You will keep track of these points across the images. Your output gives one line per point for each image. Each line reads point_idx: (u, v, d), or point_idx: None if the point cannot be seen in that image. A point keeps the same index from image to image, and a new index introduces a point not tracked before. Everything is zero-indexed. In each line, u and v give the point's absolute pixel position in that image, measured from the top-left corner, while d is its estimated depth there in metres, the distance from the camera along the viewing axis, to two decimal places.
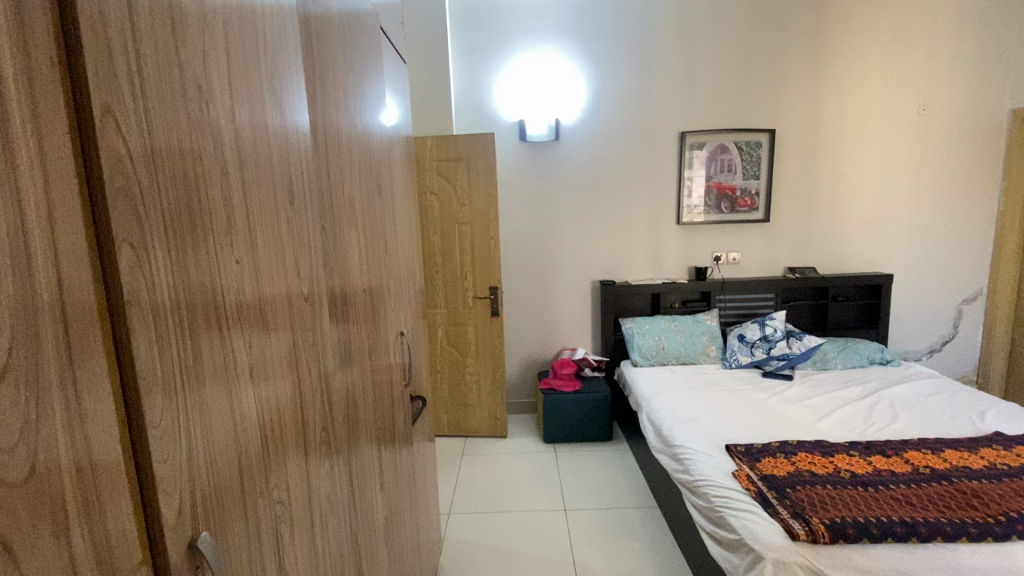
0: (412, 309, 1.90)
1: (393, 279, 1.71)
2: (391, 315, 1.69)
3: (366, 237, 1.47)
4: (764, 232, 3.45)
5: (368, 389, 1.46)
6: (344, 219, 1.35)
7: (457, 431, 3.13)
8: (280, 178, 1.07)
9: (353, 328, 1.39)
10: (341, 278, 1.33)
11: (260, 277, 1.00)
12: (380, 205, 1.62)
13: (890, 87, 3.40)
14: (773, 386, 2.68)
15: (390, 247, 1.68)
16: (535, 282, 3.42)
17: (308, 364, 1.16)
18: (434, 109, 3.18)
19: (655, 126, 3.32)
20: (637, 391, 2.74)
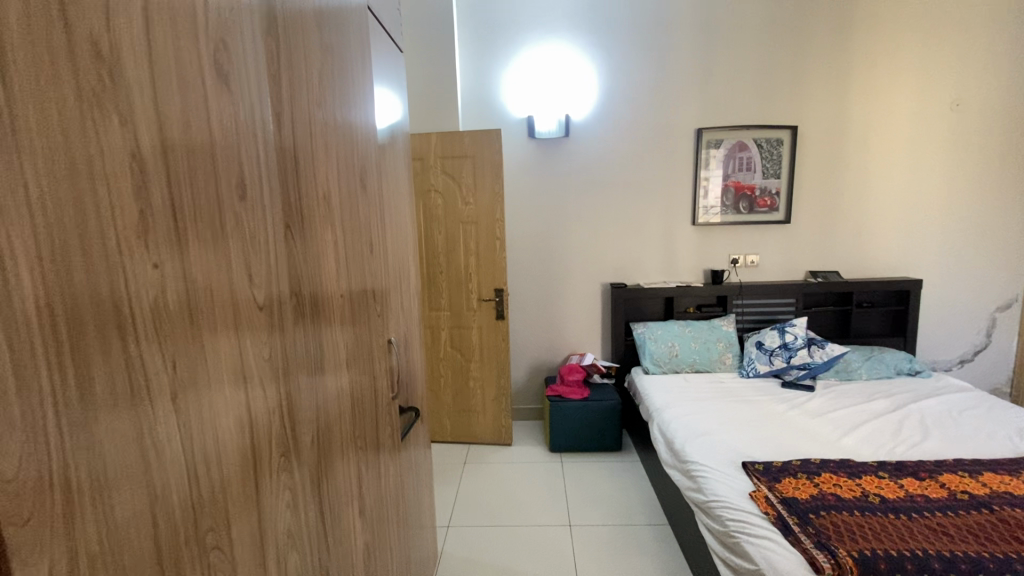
0: (417, 305, 1.66)
1: (400, 271, 1.47)
2: (400, 311, 1.44)
3: (378, 218, 1.23)
4: (786, 234, 3.13)
5: (384, 403, 1.25)
6: (361, 192, 1.11)
7: (461, 437, 3.03)
8: (300, 154, 0.85)
9: (367, 325, 1.14)
10: (356, 264, 1.08)
11: (285, 279, 0.78)
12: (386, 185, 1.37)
13: (940, 74, 3.02)
14: (792, 397, 2.53)
15: (395, 234, 1.44)
16: (541, 286, 3.19)
17: (331, 379, 0.95)
18: (436, 103, 2.96)
19: (674, 121, 3.04)
20: (649, 401, 2.60)
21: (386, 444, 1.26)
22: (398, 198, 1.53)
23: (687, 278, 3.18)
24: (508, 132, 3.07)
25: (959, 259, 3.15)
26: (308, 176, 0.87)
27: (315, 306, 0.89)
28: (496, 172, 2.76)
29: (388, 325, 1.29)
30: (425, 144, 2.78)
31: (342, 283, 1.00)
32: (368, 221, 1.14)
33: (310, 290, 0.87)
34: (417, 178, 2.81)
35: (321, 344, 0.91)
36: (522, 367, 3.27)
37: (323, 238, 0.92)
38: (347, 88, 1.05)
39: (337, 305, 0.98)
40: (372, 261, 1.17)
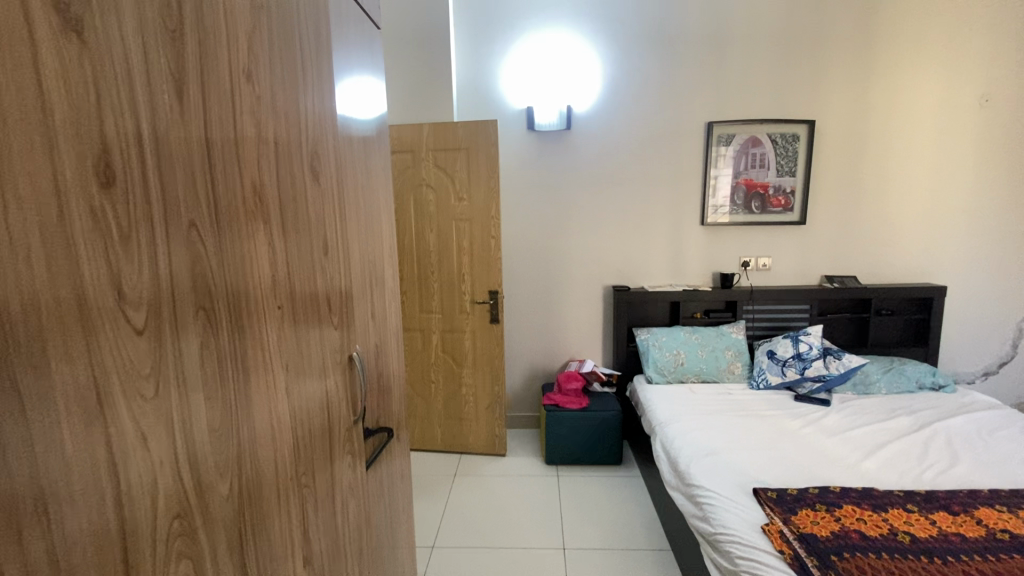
0: (392, 313, 1.47)
1: (370, 274, 1.29)
2: (367, 319, 1.26)
3: (337, 210, 1.05)
4: (801, 236, 2.94)
5: (345, 429, 1.08)
6: (310, 179, 0.93)
7: (452, 446, 2.87)
8: (219, 132, 0.69)
9: (318, 336, 0.96)
10: (302, 261, 0.90)
11: (191, 285, 0.63)
12: (352, 175, 1.19)
13: (970, 67, 2.81)
14: (806, 412, 2.35)
15: (364, 231, 1.26)
16: (539, 288, 3.02)
17: (268, 404, 0.79)
18: (429, 91, 2.79)
19: (683, 115, 2.86)
20: (653, 414, 2.43)
21: (347, 473, 1.08)
22: (373, 190, 1.35)
23: (694, 282, 3.00)
24: (505, 124, 2.89)
25: (987, 267, 2.93)
26: (226, 154, 0.70)
27: (234, 316, 0.71)
28: (492, 166, 2.58)
29: (349, 335, 1.11)
30: (417, 136, 2.61)
31: (279, 286, 0.83)
32: (321, 216, 0.97)
33: (230, 295, 0.70)
34: (408, 172, 2.65)
35: (244, 359, 0.73)
36: (518, 373, 3.10)
37: (252, 232, 0.75)
38: (292, 55, 0.87)
39: (271, 314, 0.81)
40: (327, 261, 1.00)
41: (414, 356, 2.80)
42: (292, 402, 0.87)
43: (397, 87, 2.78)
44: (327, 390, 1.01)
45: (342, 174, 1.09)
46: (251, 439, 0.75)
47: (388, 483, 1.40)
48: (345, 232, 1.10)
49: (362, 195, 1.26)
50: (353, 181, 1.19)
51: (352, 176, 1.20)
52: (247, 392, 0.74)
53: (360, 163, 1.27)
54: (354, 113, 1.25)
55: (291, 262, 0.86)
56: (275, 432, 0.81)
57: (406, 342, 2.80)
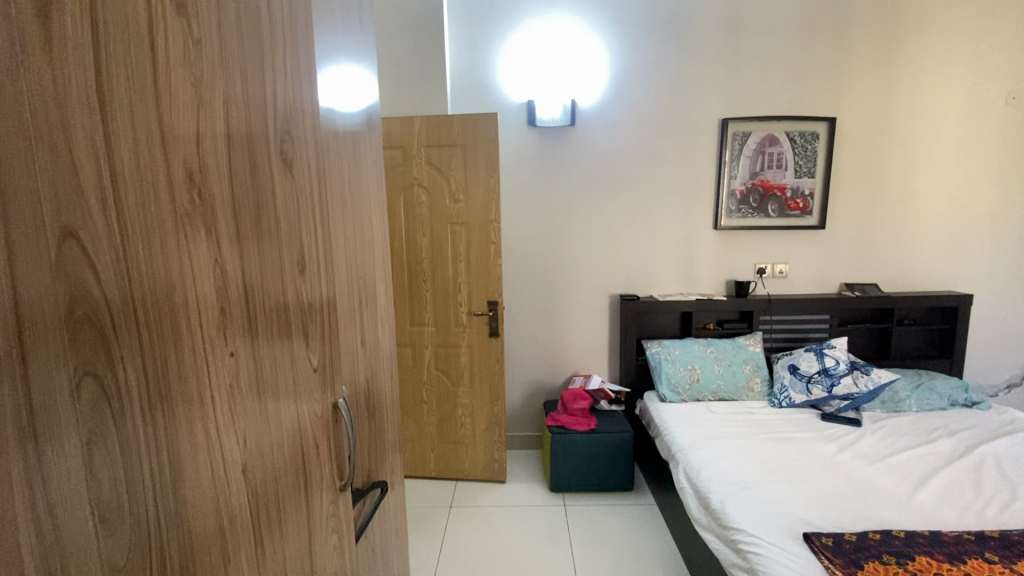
0: (385, 339, 1.21)
1: (359, 291, 1.03)
2: (356, 347, 1.00)
3: (317, 212, 0.79)
4: (819, 240, 2.75)
5: (330, 501, 0.81)
6: (278, 169, 0.67)
7: (447, 472, 2.61)
8: (123, 83, 0.43)
9: (293, 384, 0.70)
10: (267, 282, 0.64)
11: (56, 331, 0.37)
12: (336, 168, 0.93)
13: (995, 63, 2.65)
14: (837, 434, 2.15)
15: (352, 238, 1.00)
16: (540, 298, 2.78)
17: (212, 496, 0.53)
18: (420, 81, 2.53)
19: (696, 111, 2.65)
20: (671, 438, 2.20)
21: (332, 560, 0.82)
22: (362, 189, 1.09)
23: (706, 290, 2.79)
24: (503, 118, 2.65)
25: (1012, 275, 2.78)
26: (138, 121, 0.44)
27: (151, 377, 0.45)
28: (491, 165, 2.34)
29: (337, 375, 0.85)
30: (407, 131, 2.35)
31: (233, 323, 0.57)
32: (294, 220, 0.71)
33: (147, 340, 0.45)
34: (397, 170, 2.39)
35: (167, 440, 0.47)
36: (517, 390, 2.86)
37: (188, 239, 0.50)
38: None
39: (218, 365, 0.54)
40: (305, 282, 0.74)
41: (404, 374, 2.54)
42: (255, 486, 0.61)
43: (384, 76, 2.52)
44: (306, 454, 0.75)
45: (324, 167, 0.83)
46: (181, 562, 0.48)
47: (381, 554, 1.13)
48: (328, 241, 0.84)
49: (348, 192, 1.00)
50: (338, 175, 0.94)
51: (337, 169, 0.94)
52: (175, 485, 0.48)
53: (346, 154, 1.01)
54: (340, 95, 1.00)
55: (250, 283, 0.60)
56: (226, 539, 0.55)
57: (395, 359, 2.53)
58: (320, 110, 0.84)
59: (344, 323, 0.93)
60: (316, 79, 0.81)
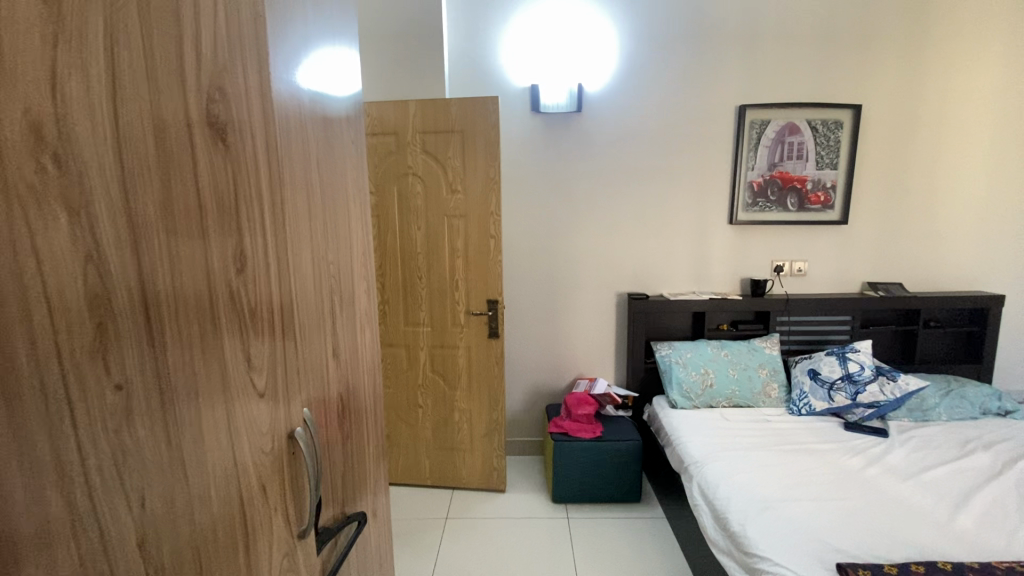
0: (366, 349, 1.06)
1: (332, 294, 0.87)
2: (327, 361, 0.85)
3: (271, 199, 0.63)
4: (841, 237, 2.58)
5: (281, 557, 0.65)
6: (206, 138, 0.51)
7: (443, 480, 2.46)
8: None
9: (230, 419, 0.55)
10: (185, 290, 0.48)
11: None
12: (304, 145, 0.77)
13: None
14: (863, 447, 1.99)
15: (323, 233, 0.84)
16: (543, 295, 2.62)
17: None
18: (416, 61, 2.36)
19: (711, 97, 2.47)
20: (684, 449, 2.04)
21: None
22: (339, 174, 0.93)
23: (719, 289, 2.62)
24: (505, 101, 2.48)
25: None
26: None
27: None
28: (491, 153, 2.17)
29: (296, 399, 0.70)
30: (402, 115, 2.19)
31: (120, 347, 0.41)
32: (231, 206, 0.54)
33: None
34: (391, 159, 2.23)
35: None
36: (518, 392, 2.70)
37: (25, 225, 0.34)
38: None
39: (87, 407, 0.39)
40: (249, 289, 0.58)
41: (398, 376, 2.38)
42: (160, 566, 0.45)
43: (377, 56, 2.35)
44: (250, 506, 0.58)
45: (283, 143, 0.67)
46: None
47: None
48: (287, 236, 0.68)
49: (320, 176, 0.84)
50: (306, 156, 0.78)
51: (304, 148, 0.78)
52: None
53: (319, 129, 0.84)
54: (319, 63, 0.84)
55: (151, 291, 0.44)
56: None
57: (389, 359, 2.38)
58: (281, 68, 0.67)
59: (309, 335, 0.77)
60: (270, 25, 0.64)
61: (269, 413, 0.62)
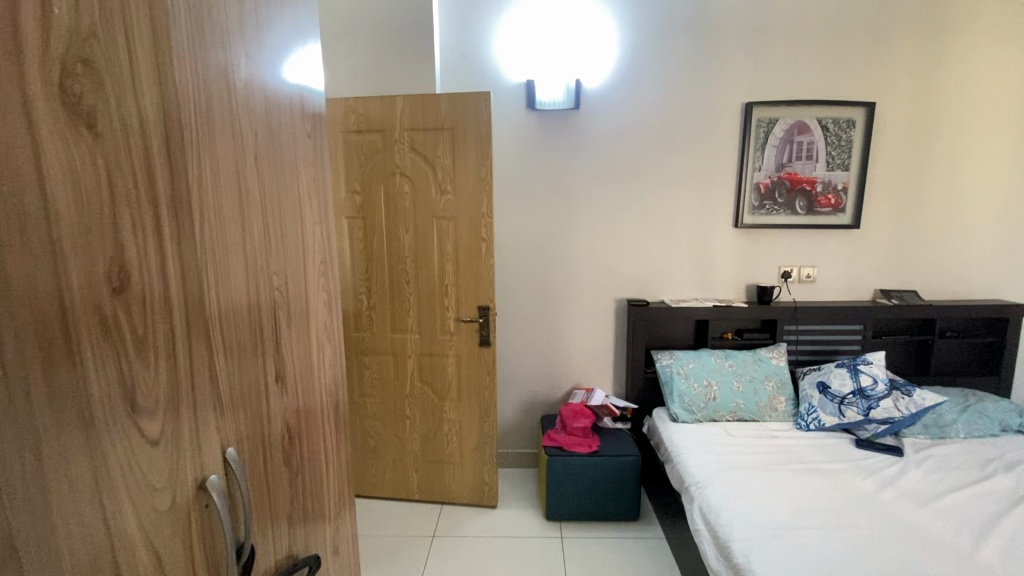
0: (325, 371, 0.95)
1: (276, 312, 0.76)
2: (269, 388, 0.74)
3: (174, 202, 0.52)
4: (853, 242, 2.45)
5: None
6: (57, 120, 0.40)
7: (432, 494, 2.34)
8: None
9: (99, 477, 0.43)
10: (11, 318, 0.37)
11: None
12: (237, 139, 0.66)
13: None
14: (877, 467, 1.86)
15: (266, 241, 0.73)
16: (538, 301, 2.51)
17: None
18: (403, 54, 2.22)
19: (716, 94, 2.35)
20: (684, 467, 1.92)
21: None
22: (292, 175, 0.82)
23: (724, 296, 2.50)
24: (499, 97, 2.37)
25: None
26: None
27: None
28: (482, 151, 2.06)
29: (213, 440, 0.59)
30: (389, 112, 2.08)
31: None
32: (100, 206, 0.43)
33: None
34: (378, 157, 2.12)
35: None
36: (511, 402, 2.59)
37: None
38: None
39: None
40: (136, 312, 0.47)
41: (385, 385, 2.27)
42: None
43: (363, 49, 2.22)
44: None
45: (191, 135, 0.56)
46: None
47: None
48: (200, 247, 0.57)
49: (262, 177, 0.73)
50: (240, 151, 0.67)
51: (237, 143, 0.67)
52: None
53: (262, 123, 0.73)
54: (257, 35, 0.72)
55: None
56: None
57: (375, 368, 2.27)
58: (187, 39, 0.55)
59: (241, 361, 0.66)
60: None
61: (167, 463, 0.51)
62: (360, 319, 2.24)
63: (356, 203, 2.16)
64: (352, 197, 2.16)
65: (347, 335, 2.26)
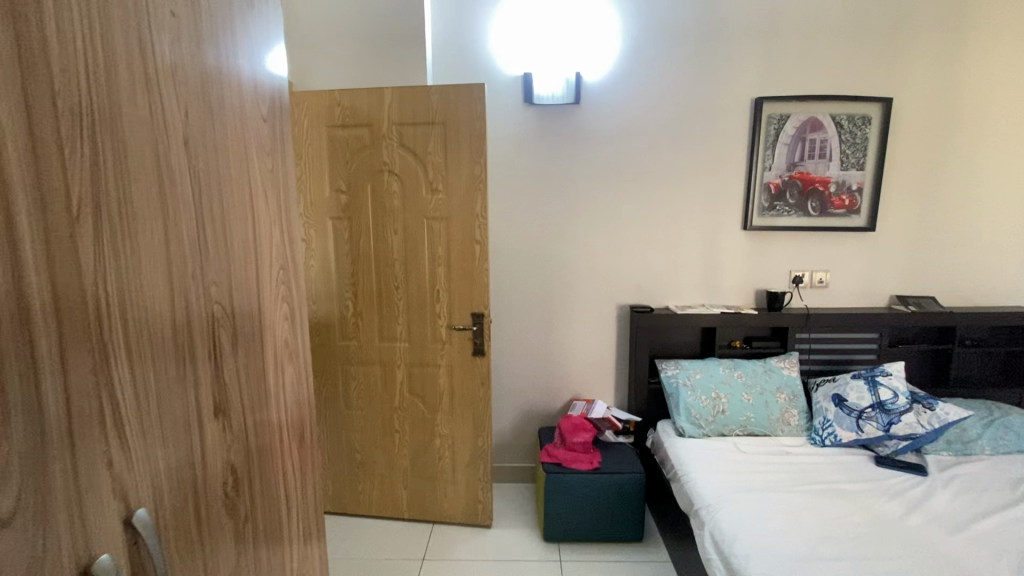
0: (287, 395, 0.82)
1: (216, 330, 0.64)
2: (206, 421, 0.61)
3: (24, 189, 0.40)
4: (868, 245, 2.32)
5: None
6: None
7: (422, 513, 2.20)
8: None
9: None
10: None
11: None
12: (155, 117, 0.54)
13: None
14: (900, 488, 1.72)
15: (201, 244, 0.60)
16: (536, 307, 2.37)
17: None
18: (391, 43, 2.07)
19: (724, 88, 2.22)
20: (693, 487, 1.79)
21: None
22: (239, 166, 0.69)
23: (732, 302, 2.37)
24: (495, 91, 2.23)
25: None
26: None
27: None
28: (476, 148, 1.93)
29: (103, 498, 0.46)
30: (377, 105, 1.94)
31: None
32: None
33: None
34: (365, 154, 1.98)
35: None
36: (507, 413, 2.45)
37: None
38: None
39: None
40: None
41: (373, 396, 2.14)
42: None
43: (348, 37, 2.07)
44: None
45: (68, 105, 0.44)
46: None
47: None
48: (80, 256, 0.45)
49: (196, 166, 0.60)
50: (159, 132, 0.54)
51: (156, 123, 0.54)
52: None
53: (195, 101, 0.60)
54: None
55: None
56: None
57: (362, 378, 2.13)
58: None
59: (160, 393, 0.54)
60: None
61: (14, 538, 0.39)
62: (346, 326, 2.10)
63: (342, 203, 2.03)
64: (337, 196, 2.03)
65: (332, 343, 2.12)
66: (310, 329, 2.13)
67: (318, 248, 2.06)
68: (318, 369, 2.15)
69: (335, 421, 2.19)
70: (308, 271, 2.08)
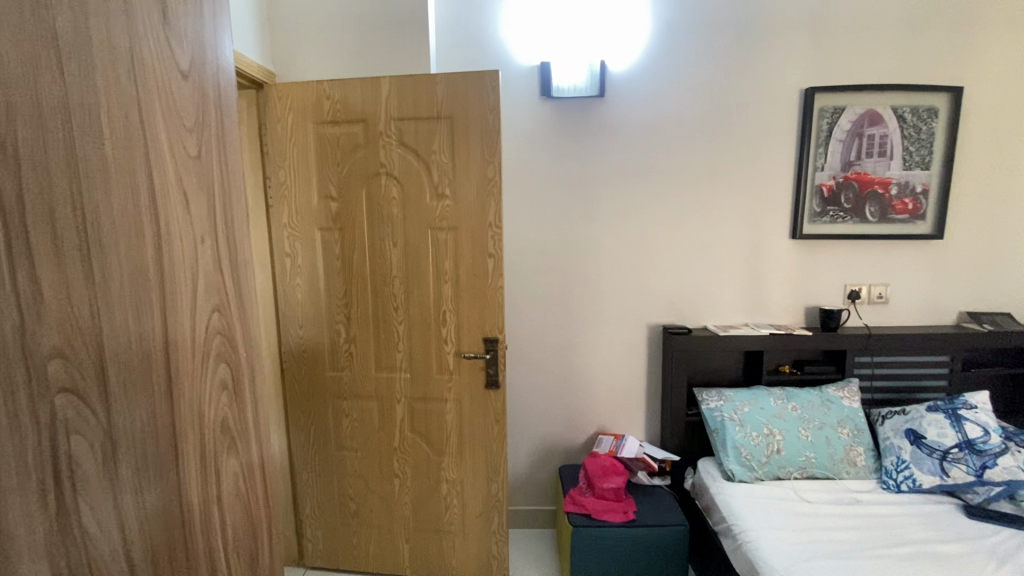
0: (225, 483, 0.68)
1: (67, 429, 0.48)
2: (39, 553, 0.46)
3: None
4: (934, 255, 2.03)
5: None
6: None
7: (426, 571, 1.90)
8: None
9: None
10: None
11: None
12: None
13: None
14: (1007, 550, 1.41)
15: (49, 334, 0.46)
16: (556, 329, 2.08)
17: None
18: (388, 25, 1.79)
19: (768, 78, 1.95)
20: (753, 548, 1.48)
21: None
22: (128, 202, 0.53)
23: (779, 321, 2.08)
24: (508, 82, 1.96)
25: None
26: None
27: None
28: (488, 145, 1.64)
29: None
30: (372, 96, 1.66)
31: None
32: None
33: None
34: (359, 155, 1.70)
35: None
36: (524, 450, 2.15)
37: None
38: None
39: None
40: None
41: (369, 435, 1.84)
42: None
43: (338, 20, 1.79)
44: None
45: None
46: None
47: None
48: None
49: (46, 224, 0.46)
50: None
51: None
52: None
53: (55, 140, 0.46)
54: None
55: None
56: None
57: (356, 415, 1.84)
58: None
59: None
60: None
61: None
62: (338, 355, 1.82)
63: (333, 212, 1.74)
64: (327, 204, 1.74)
65: (321, 374, 1.84)
66: (296, 358, 1.84)
67: (305, 265, 1.78)
68: (305, 403, 1.86)
69: (326, 465, 1.89)
70: (294, 291, 1.80)
